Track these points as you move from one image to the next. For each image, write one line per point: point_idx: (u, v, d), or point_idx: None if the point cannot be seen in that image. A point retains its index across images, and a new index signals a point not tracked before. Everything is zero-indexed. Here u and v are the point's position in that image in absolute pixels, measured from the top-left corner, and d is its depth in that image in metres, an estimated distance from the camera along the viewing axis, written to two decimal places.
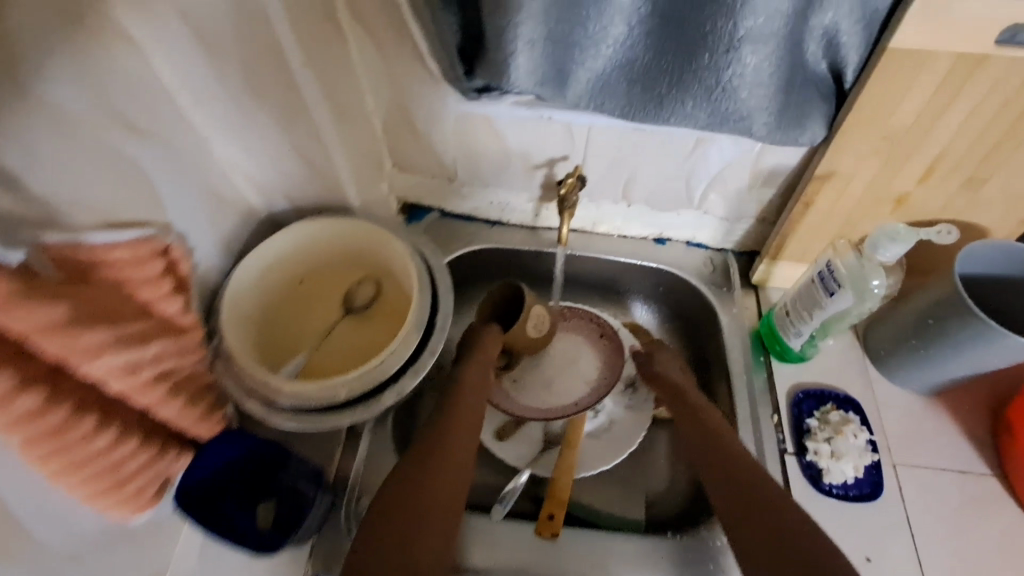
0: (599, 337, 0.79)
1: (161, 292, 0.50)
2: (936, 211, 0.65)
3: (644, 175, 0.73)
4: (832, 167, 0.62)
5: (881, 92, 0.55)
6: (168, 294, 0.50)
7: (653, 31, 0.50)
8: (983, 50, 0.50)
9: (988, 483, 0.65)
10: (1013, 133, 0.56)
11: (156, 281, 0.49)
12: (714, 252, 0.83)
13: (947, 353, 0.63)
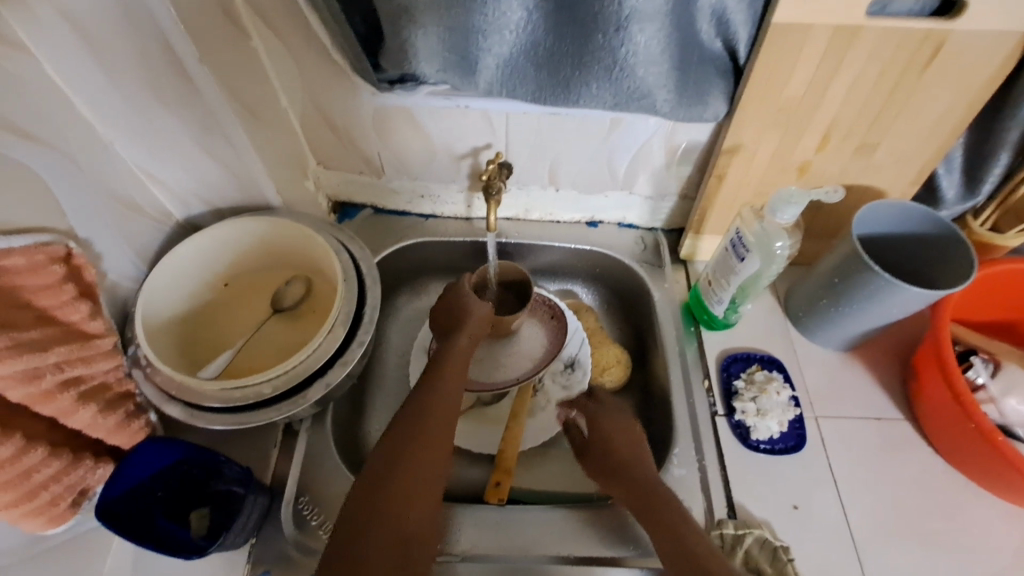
0: (550, 318, 0.80)
1: (68, 299, 0.48)
2: (837, 178, 0.70)
3: (568, 159, 0.74)
4: (737, 141, 0.66)
5: (769, 67, 0.58)
6: (77, 298, 0.49)
7: (550, 16, 0.52)
8: (855, 23, 0.54)
9: (901, 428, 0.69)
10: (892, 100, 0.61)
11: (58, 287, 0.47)
12: (644, 232, 0.86)
13: (856, 309, 0.67)
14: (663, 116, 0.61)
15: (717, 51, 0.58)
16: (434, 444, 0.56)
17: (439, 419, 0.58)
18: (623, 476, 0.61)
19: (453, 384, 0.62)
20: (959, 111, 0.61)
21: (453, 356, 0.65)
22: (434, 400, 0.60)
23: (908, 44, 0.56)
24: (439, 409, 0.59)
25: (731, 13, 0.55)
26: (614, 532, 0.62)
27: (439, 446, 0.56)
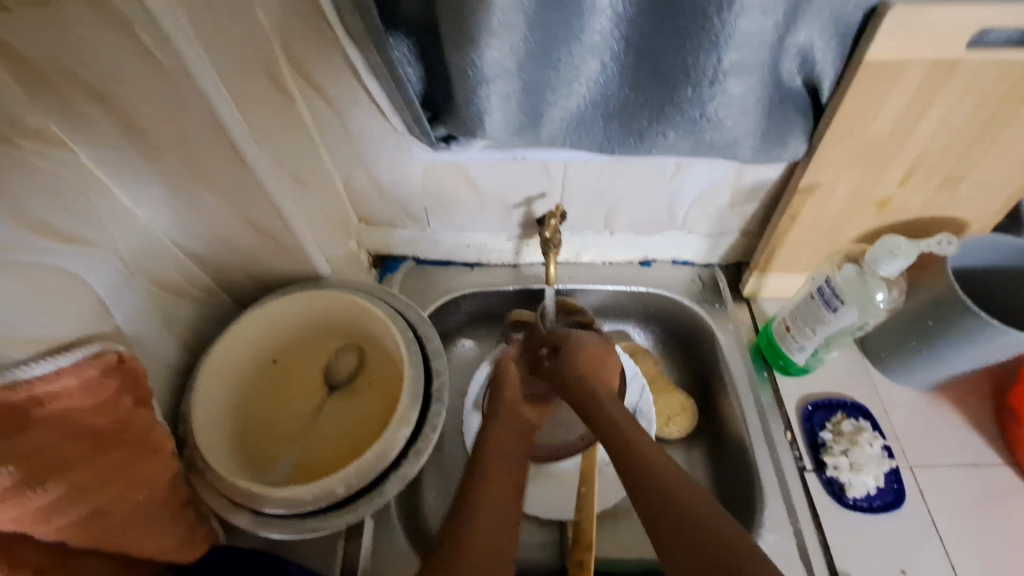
0: None
1: (122, 413, 0.44)
2: (918, 211, 0.65)
3: (626, 202, 0.70)
4: (814, 180, 0.62)
5: (856, 107, 0.54)
6: (133, 409, 0.45)
7: (629, 67, 0.47)
8: (955, 56, 0.50)
9: (1003, 474, 0.65)
10: (988, 131, 0.56)
11: (115, 400, 0.44)
12: (700, 268, 0.81)
13: (950, 351, 0.62)
14: (742, 159, 0.56)
15: (799, 91, 0.54)
16: (504, 489, 0.50)
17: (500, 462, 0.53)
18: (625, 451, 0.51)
19: (512, 430, 0.57)
20: None
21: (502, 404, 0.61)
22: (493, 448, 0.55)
23: (1008, 76, 0.52)
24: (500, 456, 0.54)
25: (821, 53, 0.50)
26: None
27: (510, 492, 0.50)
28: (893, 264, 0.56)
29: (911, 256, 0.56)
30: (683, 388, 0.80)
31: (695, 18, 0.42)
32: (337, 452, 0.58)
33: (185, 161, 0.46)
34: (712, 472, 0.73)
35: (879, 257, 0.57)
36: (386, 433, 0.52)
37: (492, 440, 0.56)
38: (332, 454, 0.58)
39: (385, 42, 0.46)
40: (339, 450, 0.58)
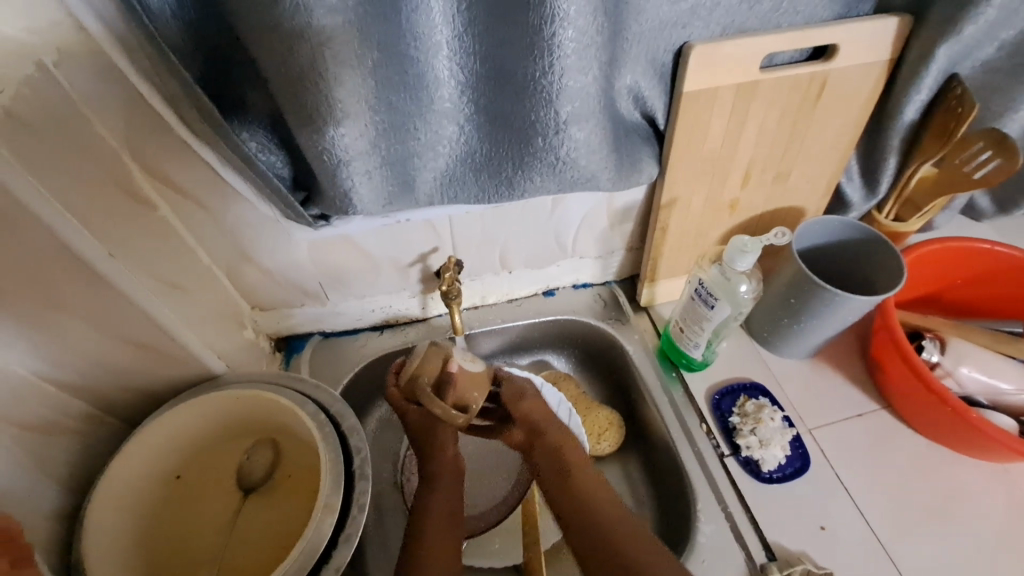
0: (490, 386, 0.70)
1: None
2: (762, 206, 0.75)
3: (517, 241, 0.74)
4: (672, 196, 0.69)
5: (687, 128, 0.61)
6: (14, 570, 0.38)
7: (482, 127, 0.51)
8: (753, 78, 0.59)
9: (881, 417, 0.74)
10: (796, 131, 0.67)
11: None
12: (599, 287, 0.86)
13: (814, 322, 0.70)
14: (606, 188, 0.62)
15: (639, 123, 0.61)
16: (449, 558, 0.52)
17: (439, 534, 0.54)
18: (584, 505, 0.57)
19: (449, 505, 0.57)
20: (849, 131, 0.68)
21: (437, 494, 0.59)
22: (436, 499, 0.58)
23: (799, 88, 0.62)
24: (441, 525, 0.55)
25: (644, 90, 0.58)
26: None
27: (452, 498, 0.59)
28: (746, 260, 0.63)
29: (759, 251, 0.63)
30: (607, 403, 0.84)
31: (525, 80, 0.47)
32: (263, 559, 0.55)
33: (34, 289, 0.42)
34: (647, 476, 0.76)
35: (733, 254, 0.64)
36: (311, 525, 0.50)
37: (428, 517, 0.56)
38: (259, 560, 0.55)
39: (239, 136, 0.47)
40: (268, 554, 0.55)
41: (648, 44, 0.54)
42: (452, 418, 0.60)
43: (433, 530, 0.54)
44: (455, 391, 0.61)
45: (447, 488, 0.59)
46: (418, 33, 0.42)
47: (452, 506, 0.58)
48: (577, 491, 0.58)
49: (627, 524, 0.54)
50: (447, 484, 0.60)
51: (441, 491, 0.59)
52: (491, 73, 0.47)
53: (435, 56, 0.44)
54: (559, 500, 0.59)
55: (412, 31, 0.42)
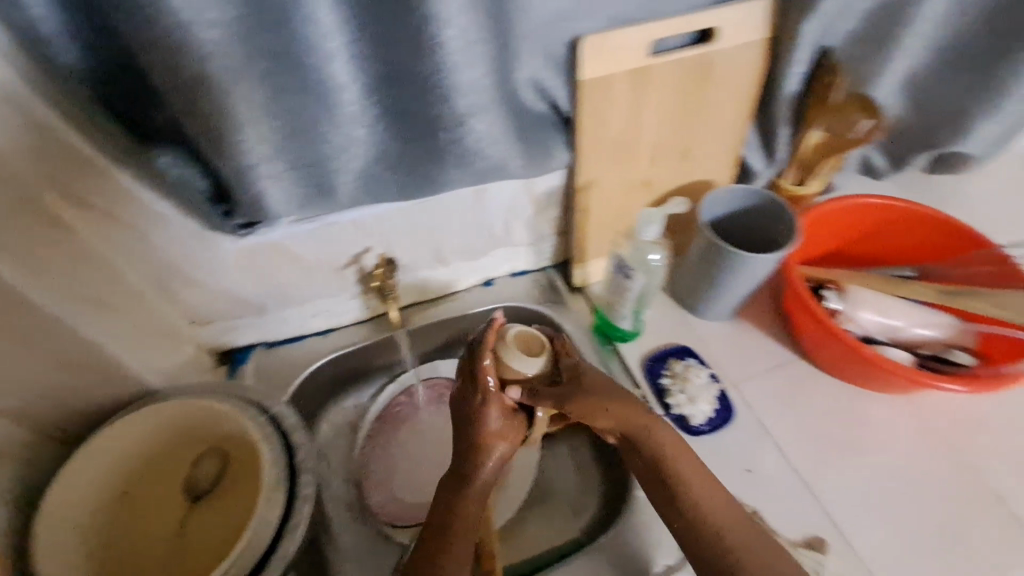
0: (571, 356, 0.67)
1: None
2: (674, 182, 0.80)
3: (448, 235, 0.77)
4: (588, 179, 0.73)
5: (591, 113, 0.66)
6: None
7: (392, 127, 0.54)
8: (645, 64, 0.64)
9: (798, 365, 0.80)
10: (693, 110, 0.72)
11: None
12: (536, 273, 0.90)
13: (727, 284, 0.76)
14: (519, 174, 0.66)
15: (545, 113, 0.65)
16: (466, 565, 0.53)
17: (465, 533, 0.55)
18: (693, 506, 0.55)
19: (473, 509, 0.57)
20: (741, 105, 0.74)
21: (455, 507, 0.56)
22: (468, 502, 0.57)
23: (688, 69, 0.67)
24: (464, 535, 0.55)
25: (546, 83, 0.62)
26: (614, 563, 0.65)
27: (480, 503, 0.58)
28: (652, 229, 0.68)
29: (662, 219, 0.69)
30: None
31: (426, 83, 0.50)
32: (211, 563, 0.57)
33: None
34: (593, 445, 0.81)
35: (640, 225, 0.69)
36: (254, 520, 0.52)
37: (460, 528, 0.55)
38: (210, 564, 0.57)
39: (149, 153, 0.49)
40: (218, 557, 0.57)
41: (542, 40, 0.58)
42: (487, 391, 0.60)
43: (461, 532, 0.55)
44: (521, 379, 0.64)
45: (475, 496, 0.58)
46: (310, 41, 0.44)
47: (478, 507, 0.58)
48: (677, 473, 0.56)
49: (734, 509, 0.55)
50: (480, 492, 0.58)
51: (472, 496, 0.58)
52: (389, 75, 0.50)
53: (332, 63, 0.46)
54: (654, 478, 0.58)
55: (308, 44, 0.44)
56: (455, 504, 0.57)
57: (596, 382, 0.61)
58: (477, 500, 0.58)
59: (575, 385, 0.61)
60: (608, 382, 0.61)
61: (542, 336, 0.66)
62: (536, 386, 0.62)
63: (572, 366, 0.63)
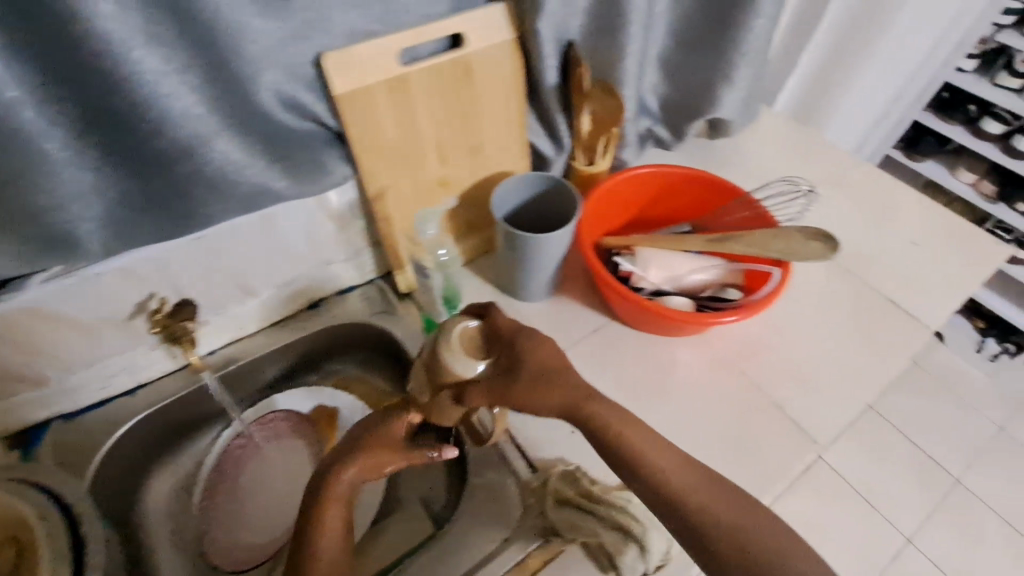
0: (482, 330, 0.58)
1: None
2: (472, 179, 0.84)
3: (246, 266, 0.74)
4: (378, 188, 0.74)
5: (357, 125, 0.67)
6: None
7: (119, 171, 0.54)
8: (399, 73, 0.66)
9: (612, 327, 0.88)
10: (465, 110, 0.76)
11: None
12: (364, 287, 0.90)
13: (531, 267, 0.82)
14: (294, 196, 0.68)
15: (310, 130, 0.65)
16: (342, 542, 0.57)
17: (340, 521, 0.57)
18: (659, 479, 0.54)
19: (346, 491, 0.59)
20: (513, 99, 0.79)
21: (333, 492, 0.58)
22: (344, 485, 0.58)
23: (446, 73, 0.71)
24: (339, 508, 0.58)
25: (302, 99, 0.62)
26: (452, 549, 0.67)
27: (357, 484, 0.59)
28: None
29: None
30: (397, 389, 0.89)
31: (141, 123, 0.51)
32: None
33: None
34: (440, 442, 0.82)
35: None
36: None
37: (334, 502, 0.58)
38: None
39: None
40: None
41: (280, 58, 0.58)
42: (475, 382, 0.55)
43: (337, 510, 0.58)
44: (454, 385, 0.56)
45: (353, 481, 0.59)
46: None
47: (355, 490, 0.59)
48: (626, 448, 0.56)
49: (708, 486, 0.54)
50: (362, 469, 0.60)
51: (353, 477, 0.59)
52: (93, 117, 0.50)
53: (12, 116, 0.46)
54: (609, 458, 0.57)
55: None
56: (335, 488, 0.58)
57: (535, 370, 0.55)
58: (350, 482, 0.59)
59: (512, 375, 0.55)
60: (544, 370, 0.56)
61: (473, 317, 0.59)
62: (510, 338, 0.56)
63: (507, 354, 0.56)
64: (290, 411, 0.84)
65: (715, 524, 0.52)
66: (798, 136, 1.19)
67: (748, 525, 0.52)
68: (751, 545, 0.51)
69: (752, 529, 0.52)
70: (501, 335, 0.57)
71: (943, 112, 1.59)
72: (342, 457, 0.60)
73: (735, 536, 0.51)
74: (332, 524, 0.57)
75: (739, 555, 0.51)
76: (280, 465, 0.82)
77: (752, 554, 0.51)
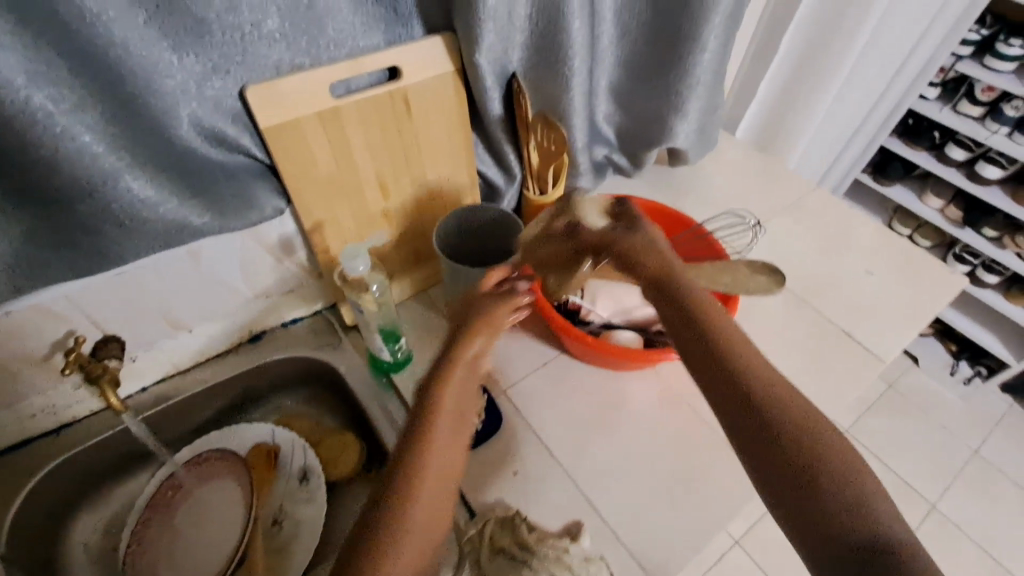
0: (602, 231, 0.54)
1: None
2: (416, 210, 0.82)
3: (176, 301, 0.72)
4: (314, 220, 0.73)
5: (288, 157, 0.65)
6: None
7: (25, 212, 0.52)
8: (331, 105, 0.65)
9: (561, 361, 0.85)
10: (404, 142, 0.75)
11: None
12: (309, 318, 0.88)
13: None
14: (217, 233, 0.66)
15: (239, 163, 0.64)
16: (431, 526, 0.47)
17: (447, 443, 0.49)
18: (769, 404, 0.41)
19: (448, 439, 0.49)
20: (455, 129, 0.78)
21: (439, 408, 0.50)
22: (443, 423, 0.49)
23: (382, 105, 0.69)
24: (437, 483, 0.47)
25: (226, 132, 0.60)
26: None
27: (451, 431, 0.50)
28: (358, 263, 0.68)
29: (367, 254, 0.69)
30: (342, 425, 0.86)
31: (35, 160, 0.49)
32: None
33: None
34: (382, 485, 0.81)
35: (348, 262, 0.68)
36: None
37: (427, 446, 0.48)
38: None
39: None
40: None
41: (194, 92, 0.56)
42: (603, 245, 0.53)
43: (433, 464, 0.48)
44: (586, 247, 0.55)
45: (455, 424, 0.51)
46: None
47: (455, 417, 0.51)
48: (744, 355, 0.44)
49: (803, 401, 0.42)
50: (452, 406, 0.51)
51: (449, 408, 0.51)
52: None
53: None
54: (704, 368, 0.44)
55: None
56: (433, 422, 0.49)
57: (639, 254, 0.50)
58: (447, 425, 0.50)
59: (632, 232, 0.52)
60: (666, 270, 0.48)
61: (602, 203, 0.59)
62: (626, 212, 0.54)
63: (613, 253, 0.52)
64: (225, 450, 0.80)
65: (809, 447, 0.40)
66: (759, 164, 1.19)
67: (844, 458, 0.40)
68: (833, 496, 0.38)
69: (835, 461, 0.39)
70: (627, 224, 0.53)
71: (909, 138, 1.59)
72: (437, 363, 0.53)
73: (816, 462, 0.39)
74: (425, 494, 0.46)
75: (812, 509, 0.38)
76: (217, 507, 0.78)
77: (826, 500, 0.38)
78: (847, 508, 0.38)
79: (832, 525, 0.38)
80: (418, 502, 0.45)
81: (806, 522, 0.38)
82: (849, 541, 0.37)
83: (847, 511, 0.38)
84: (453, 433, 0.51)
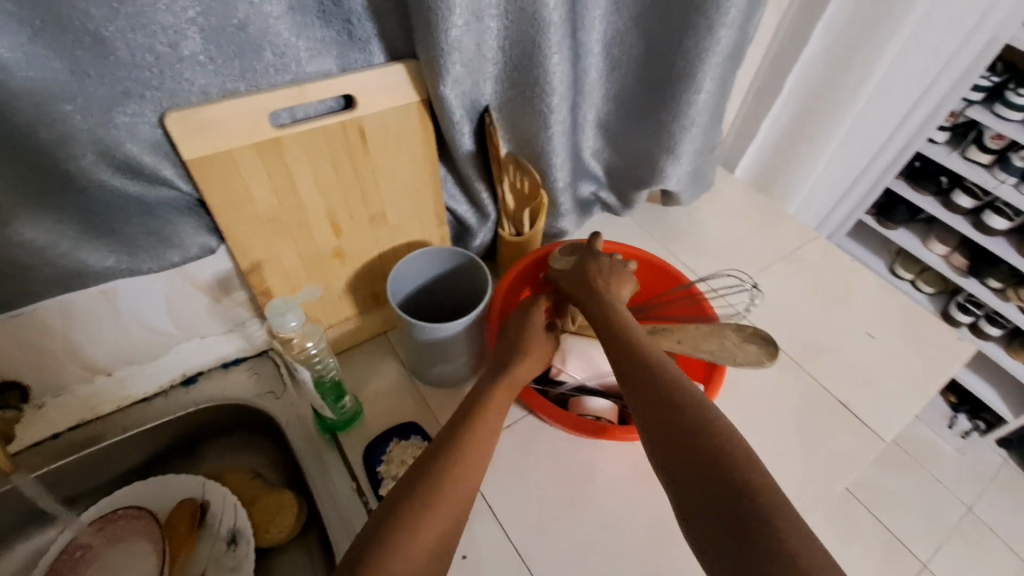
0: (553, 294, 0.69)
1: None
2: (374, 249, 0.75)
3: (89, 344, 0.63)
4: (252, 260, 0.65)
5: (220, 193, 0.58)
6: None
7: None
8: (270, 136, 0.57)
9: (529, 423, 0.76)
10: (361, 177, 0.67)
11: None
12: (253, 359, 0.79)
13: (435, 357, 0.71)
14: (130, 274, 0.59)
15: (161, 199, 0.56)
16: (455, 511, 0.46)
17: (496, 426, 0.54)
18: (650, 386, 0.48)
19: (494, 417, 0.54)
20: (421, 164, 0.70)
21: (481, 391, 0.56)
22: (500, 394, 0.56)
23: (333, 136, 0.62)
24: (474, 458, 0.49)
25: (143, 164, 0.52)
26: None
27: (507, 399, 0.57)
28: (286, 320, 0.60)
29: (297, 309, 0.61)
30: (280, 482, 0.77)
31: None
32: None
33: None
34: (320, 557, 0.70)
35: (275, 318, 0.60)
36: None
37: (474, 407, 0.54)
38: None
39: None
40: None
41: (99, 119, 0.48)
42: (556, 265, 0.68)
43: (477, 456, 0.50)
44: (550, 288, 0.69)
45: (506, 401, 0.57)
46: None
47: (502, 405, 0.56)
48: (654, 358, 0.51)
49: (667, 385, 0.48)
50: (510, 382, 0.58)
51: (500, 396, 0.56)
52: None
53: None
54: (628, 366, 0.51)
55: None
56: (471, 405, 0.54)
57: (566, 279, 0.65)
58: (498, 406, 0.55)
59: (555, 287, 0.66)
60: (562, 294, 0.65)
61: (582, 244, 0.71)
62: (586, 258, 0.66)
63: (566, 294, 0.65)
64: (143, 508, 0.70)
65: (688, 416, 0.44)
66: (759, 207, 1.11)
67: (710, 422, 0.44)
68: (702, 448, 0.42)
69: (705, 427, 0.43)
70: (582, 269, 0.64)
71: (915, 181, 1.51)
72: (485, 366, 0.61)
73: (676, 426, 0.44)
74: (464, 468, 0.48)
75: (689, 458, 0.42)
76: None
77: (700, 450, 0.42)
78: (709, 450, 0.42)
79: (711, 480, 0.40)
80: (451, 480, 0.47)
81: (692, 490, 0.41)
82: (734, 502, 0.38)
83: (719, 462, 0.41)
84: (500, 407, 0.55)
